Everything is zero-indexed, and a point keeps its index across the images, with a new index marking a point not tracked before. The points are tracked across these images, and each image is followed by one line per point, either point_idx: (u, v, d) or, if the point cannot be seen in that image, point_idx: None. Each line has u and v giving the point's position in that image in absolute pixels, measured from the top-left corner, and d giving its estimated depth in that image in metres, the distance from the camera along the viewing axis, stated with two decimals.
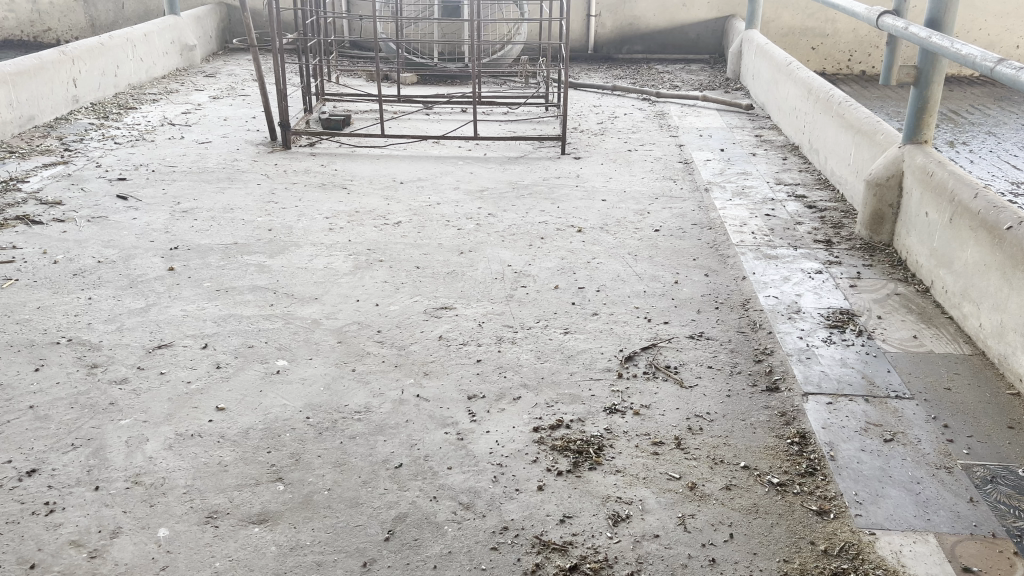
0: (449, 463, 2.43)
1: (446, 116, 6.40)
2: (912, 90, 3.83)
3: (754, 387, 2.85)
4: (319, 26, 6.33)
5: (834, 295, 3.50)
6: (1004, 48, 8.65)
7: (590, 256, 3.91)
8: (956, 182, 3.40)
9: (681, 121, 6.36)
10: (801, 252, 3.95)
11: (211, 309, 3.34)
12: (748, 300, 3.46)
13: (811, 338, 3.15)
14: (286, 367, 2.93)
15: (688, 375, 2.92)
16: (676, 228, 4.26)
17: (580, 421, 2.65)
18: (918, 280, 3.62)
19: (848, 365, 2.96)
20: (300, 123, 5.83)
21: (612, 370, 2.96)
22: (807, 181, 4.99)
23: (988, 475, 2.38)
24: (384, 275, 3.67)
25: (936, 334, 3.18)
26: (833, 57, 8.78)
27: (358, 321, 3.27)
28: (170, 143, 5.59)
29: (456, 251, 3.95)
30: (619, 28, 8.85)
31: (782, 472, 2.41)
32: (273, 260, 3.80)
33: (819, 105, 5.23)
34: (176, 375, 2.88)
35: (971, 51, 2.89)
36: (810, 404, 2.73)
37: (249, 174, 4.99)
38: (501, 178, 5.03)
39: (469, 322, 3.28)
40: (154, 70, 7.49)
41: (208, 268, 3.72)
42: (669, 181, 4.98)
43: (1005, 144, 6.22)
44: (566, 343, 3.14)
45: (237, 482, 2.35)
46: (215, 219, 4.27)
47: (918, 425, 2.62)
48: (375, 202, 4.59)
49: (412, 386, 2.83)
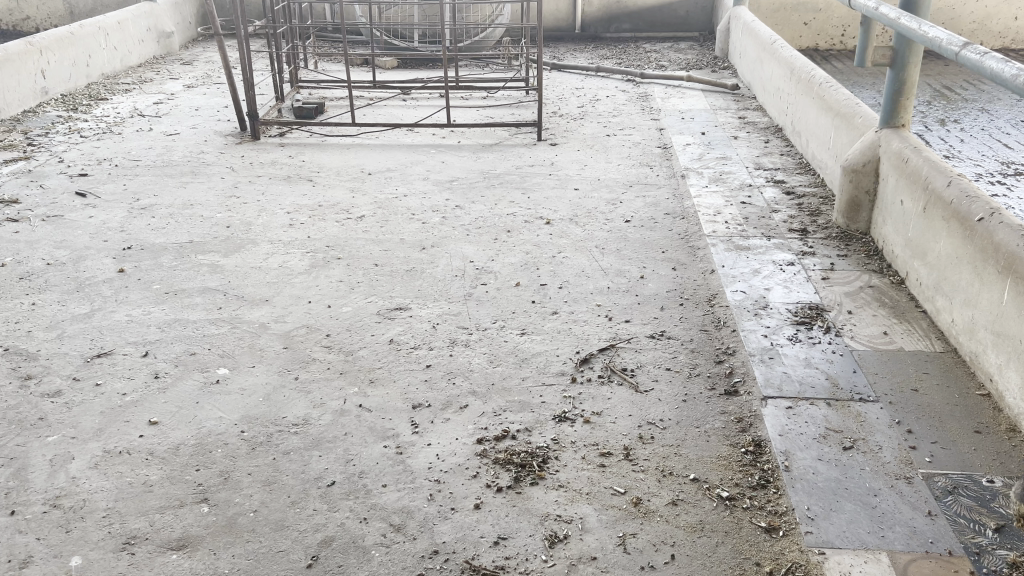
0: (385, 480, 2.33)
1: (423, 101, 6.25)
2: (888, 72, 3.66)
3: (711, 391, 2.73)
4: (290, 11, 6.18)
5: (805, 288, 3.37)
6: (1001, 20, 8.42)
7: (556, 250, 3.78)
8: (931, 169, 3.25)
9: (664, 103, 6.19)
10: (775, 242, 3.81)
11: (157, 313, 3.24)
12: (714, 296, 3.34)
13: (776, 336, 3.02)
14: (226, 376, 2.83)
15: (645, 379, 2.80)
16: (648, 219, 4.12)
17: (527, 431, 2.54)
18: (893, 271, 3.48)
19: (812, 365, 2.83)
20: (271, 113, 5.70)
21: (566, 374, 2.84)
22: (788, 165, 4.83)
23: (950, 486, 2.26)
24: (341, 274, 3.55)
25: (908, 330, 3.05)
26: (826, 32, 8.55)
27: (307, 324, 3.15)
28: (138, 135, 5.46)
29: (417, 247, 3.83)
30: (607, 7, 8.64)
31: (733, 485, 2.30)
32: (228, 259, 3.69)
33: (801, 85, 5.07)
34: (112, 386, 2.77)
35: (938, 33, 2.75)
36: (769, 408, 2.61)
37: (214, 168, 4.86)
38: (473, 168, 4.89)
39: (423, 324, 3.16)
40: (129, 58, 7.35)
41: (160, 268, 3.61)
42: (645, 168, 4.84)
43: (997, 121, 6.04)
44: (521, 344, 3.02)
45: (160, 504, 2.24)
46: (173, 217, 4.16)
47: (880, 431, 2.50)
48: (340, 194, 4.46)
49: (355, 395, 2.72)
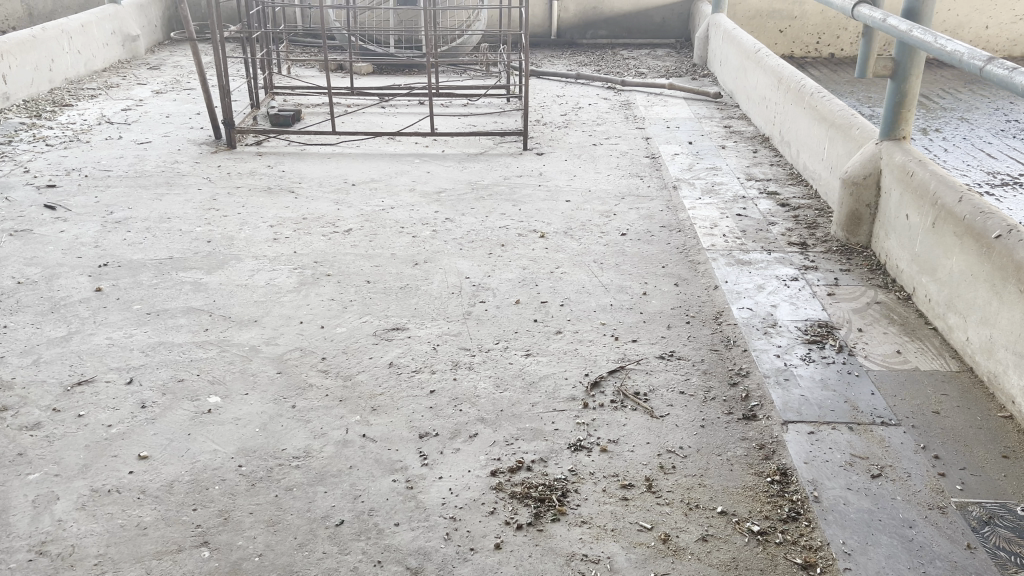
0: (397, 518, 2.19)
1: (403, 109, 6.10)
2: (889, 83, 3.61)
3: (729, 416, 2.63)
4: (265, 15, 5.99)
5: (812, 305, 3.30)
6: (972, 29, 8.51)
7: (553, 265, 3.67)
8: (938, 183, 3.20)
9: (647, 111, 6.12)
10: (775, 256, 3.74)
11: (139, 336, 3.06)
12: (720, 313, 3.25)
13: (788, 356, 2.94)
14: (218, 405, 2.67)
15: (659, 404, 2.69)
16: (644, 232, 4.03)
17: (543, 461, 2.42)
18: (898, 286, 3.42)
19: (829, 387, 2.75)
20: (247, 121, 5.51)
21: (577, 399, 2.72)
22: (779, 176, 4.77)
23: (985, 516, 2.19)
24: (332, 292, 3.40)
25: (921, 348, 2.98)
26: (801, 39, 8.57)
27: (300, 347, 3.00)
28: (107, 144, 5.24)
29: (410, 262, 3.69)
30: (583, 13, 8.56)
31: (763, 517, 2.20)
32: (211, 276, 3.52)
33: (790, 95, 5.02)
34: (96, 418, 2.59)
35: (957, 47, 2.68)
36: (791, 434, 2.52)
37: (189, 178, 4.68)
38: (460, 178, 4.76)
39: (423, 345, 3.02)
40: (94, 62, 7.09)
41: (139, 287, 3.43)
42: (636, 179, 4.75)
43: (978, 130, 6.06)
44: (527, 367, 2.90)
45: (156, 549, 2.08)
46: (150, 231, 3.97)
47: (907, 457, 2.42)
48: (324, 207, 4.30)
49: (358, 424, 2.57)
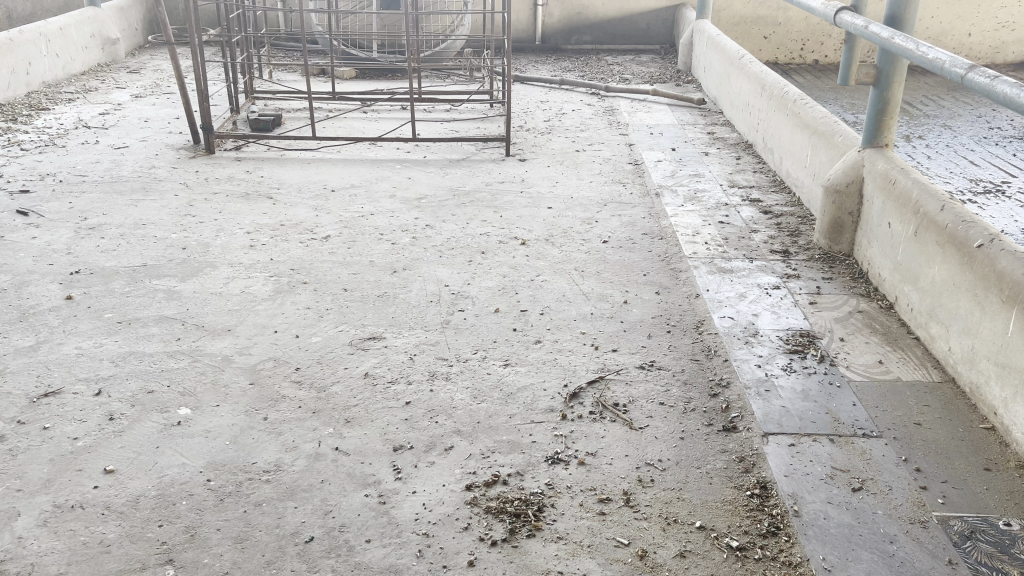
0: (368, 535, 2.14)
1: (385, 114, 6.05)
2: (871, 91, 3.60)
3: (709, 428, 2.59)
4: (245, 19, 5.93)
5: (793, 314, 3.27)
6: (955, 35, 8.53)
7: (534, 273, 3.63)
8: (920, 191, 3.18)
9: (631, 117, 6.09)
10: (757, 264, 3.71)
11: (109, 346, 2.99)
12: (701, 323, 3.21)
13: (769, 366, 2.90)
14: (188, 417, 2.61)
15: (638, 415, 2.65)
16: (626, 239, 3.99)
17: (519, 475, 2.37)
18: (881, 295, 3.40)
19: (810, 399, 2.72)
20: (226, 126, 5.45)
21: (556, 410, 2.67)
22: (762, 183, 4.75)
23: (967, 530, 2.16)
24: (308, 300, 3.35)
25: (903, 358, 2.96)
26: (785, 46, 8.57)
27: (274, 357, 2.94)
28: (83, 149, 5.17)
29: (388, 270, 3.64)
30: (568, 18, 8.53)
31: (742, 533, 2.16)
32: (185, 284, 3.46)
33: (773, 102, 5.00)
34: (61, 430, 2.53)
35: (938, 55, 2.66)
36: (771, 446, 2.49)
37: (166, 184, 4.61)
38: (441, 185, 4.71)
39: (399, 355, 2.97)
40: (72, 65, 7.01)
41: (111, 295, 3.37)
42: (618, 185, 4.71)
43: (961, 137, 6.06)
44: (506, 377, 2.85)
45: (119, 567, 2.02)
46: (124, 238, 3.90)
47: (888, 470, 2.39)
48: (302, 213, 4.25)
49: (330, 436, 2.52)
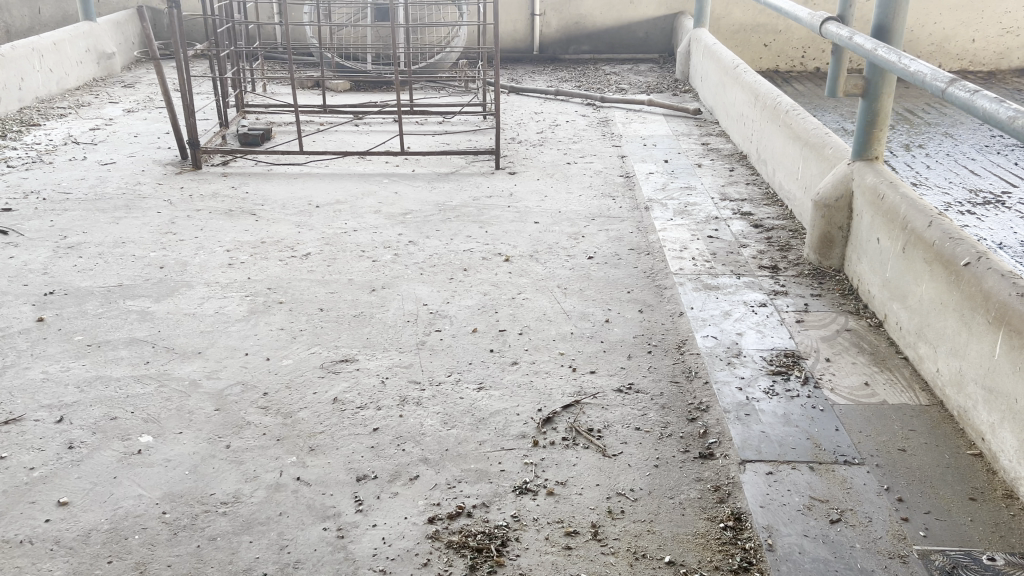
0: (323, 571, 2.06)
1: (376, 127, 5.99)
2: (860, 102, 3.51)
3: (685, 455, 2.50)
4: (235, 33, 5.89)
5: (779, 333, 3.17)
6: (958, 42, 8.42)
7: (515, 291, 3.56)
8: (909, 207, 3.08)
9: (625, 128, 6.01)
10: (744, 281, 3.62)
11: (76, 370, 2.93)
12: (683, 342, 3.12)
13: (751, 388, 2.81)
14: (149, 446, 2.54)
15: (613, 441, 2.56)
16: (611, 255, 3.91)
17: (484, 507, 2.29)
18: (870, 312, 3.30)
19: (791, 423, 2.63)
20: (214, 140, 5.40)
21: (527, 436, 2.59)
22: (754, 196, 4.66)
23: (949, 566, 2.06)
24: (282, 321, 3.28)
25: (890, 380, 2.86)
26: (786, 53, 8.48)
27: (242, 381, 2.87)
28: (70, 165, 5.13)
29: (367, 288, 3.57)
30: (566, 28, 8.47)
31: (712, 568, 2.08)
32: (159, 304, 3.41)
33: (766, 112, 4.91)
34: (18, 460, 2.46)
35: (920, 68, 2.58)
36: (748, 475, 2.40)
37: (150, 201, 4.56)
38: (428, 199, 4.64)
39: (371, 379, 2.90)
40: (66, 80, 6.99)
41: (84, 317, 3.31)
42: (607, 199, 4.64)
43: (962, 146, 5.96)
44: (478, 402, 2.77)
45: None
46: (102, 257, 3.85)
47: (869, 500, 2.29)
48: (284, 229, 4.19)
49: (293, 466, 2.45)
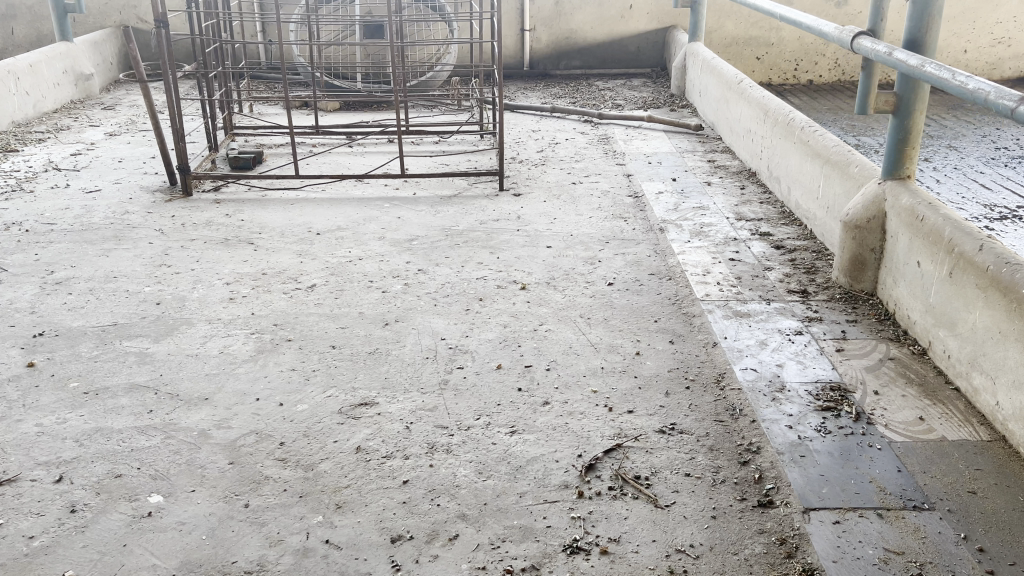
0: None
1: (372, 148, 5.80)
2: (891, 119, 3.38)
3: (743, 504, 2.33)
4: (222, 52, 5.68)
5: (821, 364, 3.01)
6: (950, 53, 8.39)
7: (536, 322, 3.38)
8: (954, 229, 2.94)
9: (627, 146, 5.87)
10: (774, 307, 3.46)
11: (73, 422, 2.71)
12: (722, 376, 2.96)
13: (802, 427, 2.65)
14: (161, 506, 2.33)
15: (664, 490, 2.38)
16: (632, 280, 3.74)
17: (534, 569, 2.10)
18: (911, 339, 3.15)
19: (850, 465, 2.46)
20: (204, 165, 5.19)
21: (570, 487, 2.41)
22: (770, 215, 4.51)
23: None
24: (292, 361, 3.07)
25: (946, 414, 2.71)
26: (779, 66, 8.40)
27: (256, 430, 2.67)
28: (52, 193, 4.88)
29: (379, 322, 3.37)
30: (556, 43, 8.33)
31: None
32: (159, 345, 3.19)
33: (777, 128, 4.78)
34: (16, 527, 2.24)
35: (979, 85, 2.42)
36: (814, 525, 2.23)
37: (140, 231, 4.33)
38: (433, 224, 4.45)
39: (394, 424, 2.70)
40: (43, 103, 6.73)
41: (78, 360, 3.09)
42: (619, 220, 4.47)
43: (968, 159, 5.87)
44: (513, 448, 2.58)
45: None
46: (94, 293, 3.63)
47: (948, 551, 2.13)
48: (285, 259, 3.99)
49: (320, 527, 2.25)
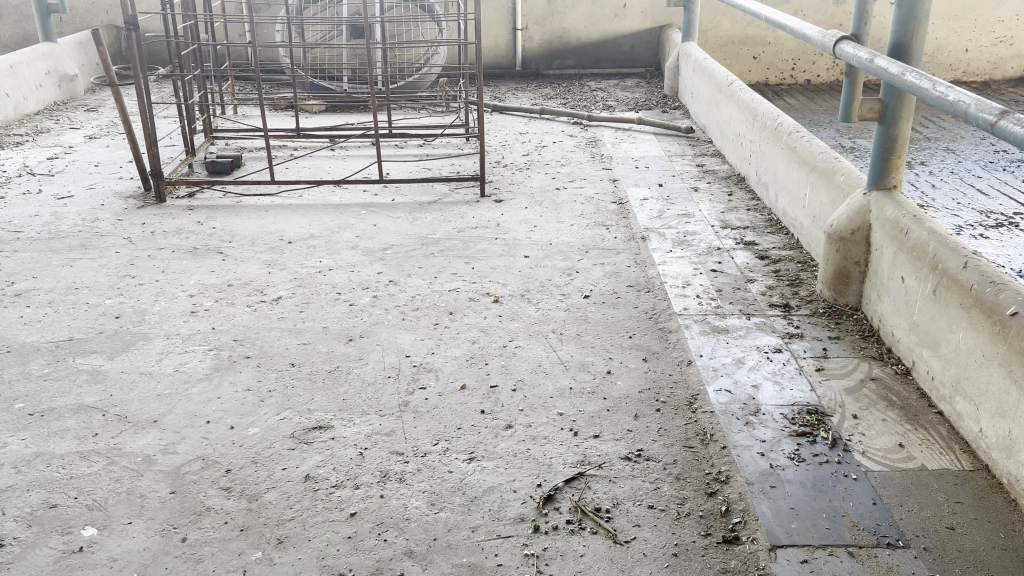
0: None
1: (354, 151, 5.68)
2: (876, 127, 3.24)
3: (707, 540, 2.20)
4: (201, 53, 5.55)
5: (799, 385, 2.88)
6: (951, 53, 8.22)
7: (506, 337, 3.25)
8: (938, 244, 2.80)
9: (615, 149, 5.74)
10: (754, 322, 3.33)
11: (13, 447, 2.59)
12: (694, 398, 2.83)
13: (775, 454, 2.52)
14: (93, 540, 2.21)
15: (625, 524, 2.26)
16: (609, 293, 3.61)
17: None
18: (895, 358, 3.02)
19: (822, 497, 2.33)
20: (180, 170, 5.07)
21: (527, 520, 2.28)
22: (756, 223, 4.38)
23: None
24: (248, 380, 2.95)
25: (927, 440, 2.57)
26: (775, 66, 8.25)
27: (202, 456, 2.55)
28: (23, 200, 4.77)
29: (343, 338, 3.25)
30: (549, 42, 8.20)
31: None
32: (113, 362, 3.08)
33: (766, 133, 4.63)
34: None
35: (961, 96, 2.27)
36: (780, 564, 2.10)
37: (108, 239, 4.22)
38: (409, 232, 4.33)
39: (347, 450, 2.58)
40: (25, 105, 6.63)
41: (27, 378, 2.97)
42: (600, 228, 4.35)
43: (966, 162, 5.72)
44: (469, 477, 2.46)
45: None
46: (53, 306, 3.52)
47: None
48: (253, 269, 3.87)
49: (258, 564, 2.13)
